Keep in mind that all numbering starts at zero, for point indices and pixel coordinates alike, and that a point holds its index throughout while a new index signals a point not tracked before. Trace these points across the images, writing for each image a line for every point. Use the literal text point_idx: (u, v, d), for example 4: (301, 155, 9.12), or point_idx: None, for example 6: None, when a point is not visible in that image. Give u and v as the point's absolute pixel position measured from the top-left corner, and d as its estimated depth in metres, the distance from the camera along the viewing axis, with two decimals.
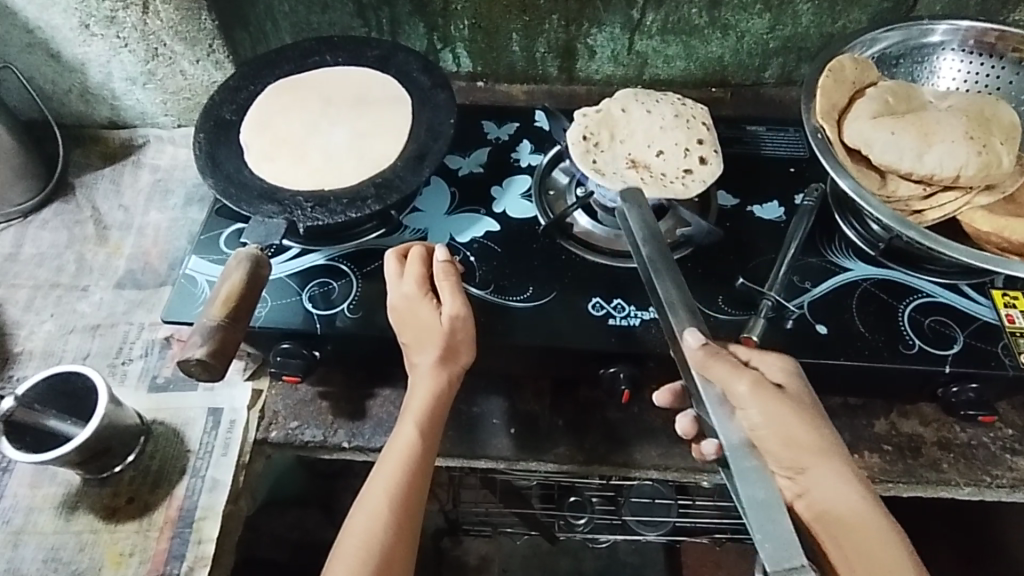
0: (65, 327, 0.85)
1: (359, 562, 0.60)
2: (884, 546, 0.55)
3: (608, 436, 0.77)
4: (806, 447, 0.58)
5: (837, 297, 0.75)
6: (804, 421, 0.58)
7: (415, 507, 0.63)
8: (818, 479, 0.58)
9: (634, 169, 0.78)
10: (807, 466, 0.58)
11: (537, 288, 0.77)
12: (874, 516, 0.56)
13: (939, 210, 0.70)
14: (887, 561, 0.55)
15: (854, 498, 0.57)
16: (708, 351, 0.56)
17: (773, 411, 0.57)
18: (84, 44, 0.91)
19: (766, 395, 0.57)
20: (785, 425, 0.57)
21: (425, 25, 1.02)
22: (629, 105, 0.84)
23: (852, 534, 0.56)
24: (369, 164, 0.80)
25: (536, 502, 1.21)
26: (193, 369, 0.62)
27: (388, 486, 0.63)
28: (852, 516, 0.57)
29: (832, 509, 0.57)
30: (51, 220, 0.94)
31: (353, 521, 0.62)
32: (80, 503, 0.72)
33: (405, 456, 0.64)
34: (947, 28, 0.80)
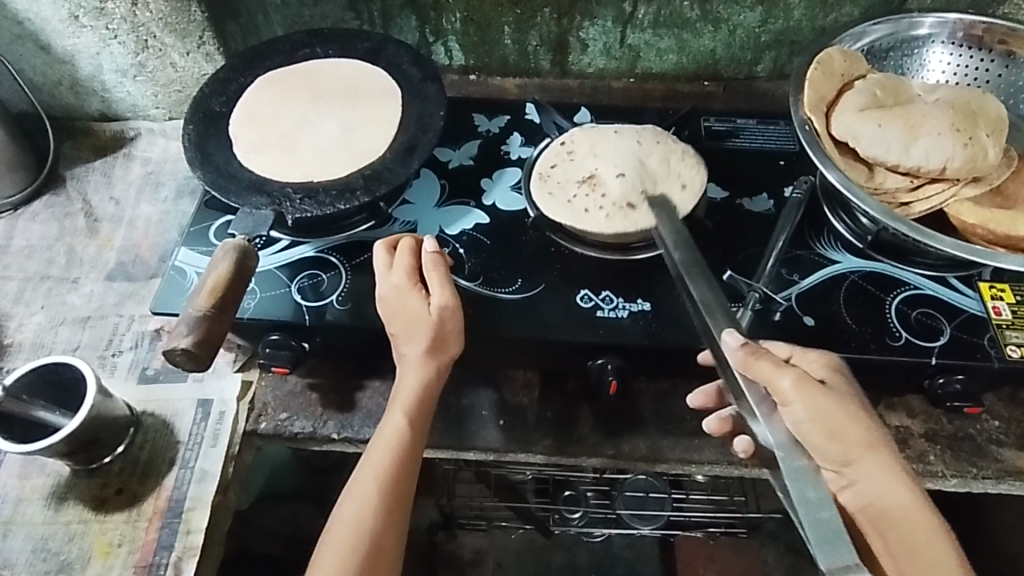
0: (56, 319, 0.85)
1: (348, 551, 0.60)
2: (930, 539, 0.56)
3: (597, 428, 0.77)
4: (858, 441, 0.57)
5: (824, 290, 0.75)
6: (850, 414, 0.58)
7: (403, 498, 0.64)
8: (867, 475, 0.58)
9: (584, 188, 0.80)
10: (853, 462, 0.58)
11: (526, 280, 0.77)
12: (923, 514, 0.56)
13: (927, 202, 0.70)
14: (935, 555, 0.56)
15: (903, 495, 0.57)
16: (750, 349, 0.54)
17: (817, 405, 0.56)
18: (74, 36, 0.90)
19: (811, 397, 0.55)
20: (826, 422, 0.56)
21: (417, 18, 1.02)
22: (629, 132, 0.85)
23: (894, 524, 0.57)
24: (358, 156, 0.79)
25: (530, 497, 1.21)
26: (178, 359, 0.62)
27: (377, 474, 0.63)
28: (899, 513, 0.57)
29: (880, 504, 0.58)
30: (42, 212, 0.94)
31: (341, 509, 0.63)
32: (69, 494, 0.72)
33: (394, 443, 0.64)
34: (936, 22, 0.80)
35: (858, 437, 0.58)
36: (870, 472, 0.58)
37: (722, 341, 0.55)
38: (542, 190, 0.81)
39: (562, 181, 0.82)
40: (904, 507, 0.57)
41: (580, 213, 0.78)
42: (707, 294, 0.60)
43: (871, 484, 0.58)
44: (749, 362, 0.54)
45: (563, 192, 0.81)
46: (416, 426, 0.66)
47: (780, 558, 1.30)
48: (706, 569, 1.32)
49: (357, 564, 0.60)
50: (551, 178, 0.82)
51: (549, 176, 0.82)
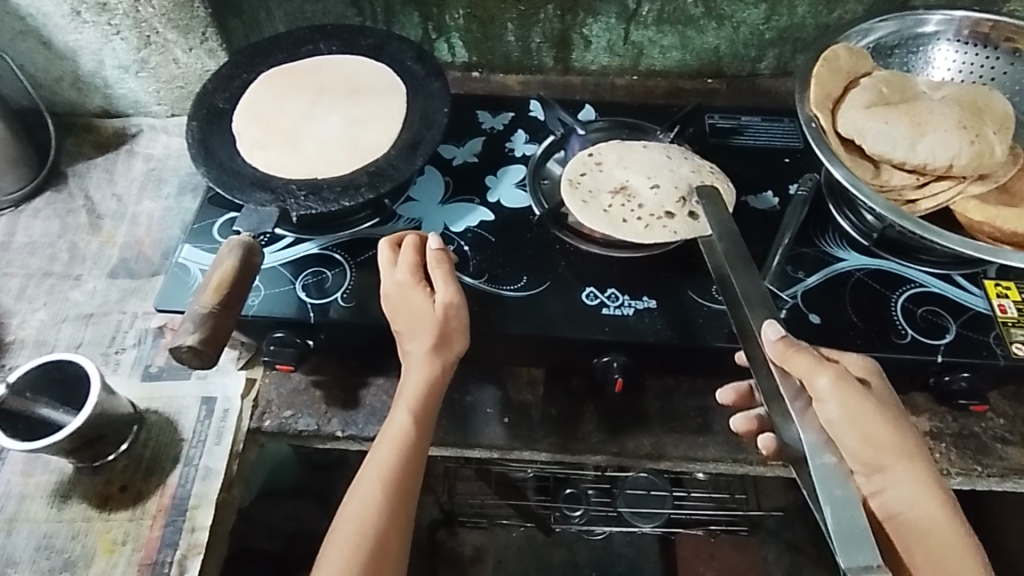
0: (58, 316, 0.84)
1: (352, 550, 0.60)
2: (959, 554, 0.55)
3: (602, 426, 0.77)
4: (894, 447, 0.57)
5: (830, 288, 0.75)
6: (886, 419, 0.58)
7: (407, 497, 0.63)
8: (899, 481, 0.57)
9: (617, 198, 0.78)
10: (886, 467, 0.57)
11: (531, 277, 0.77)
12: (953, 526, 0.55)
13: (932, 199, 0.70)
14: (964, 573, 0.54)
15: (935, 507, 0.56)
16: (788, 343, 0.55)
17: (852, 405, 0.56)
18: (76, 32, 0.90)
19: (847, 396, 0.55)
20: (860, 425, 0.56)
21: (419, 14, 1.02)
22: (655, 146, 0.84)
23: (923, 536, 0.56)
24: (363, 154, 0.79)
25: (532, 494, 1.23)
26: (184, 356, 0.61)
27: (382, 472, 0.63)
28: (929, 525, 0.56)
29: (910, 514, 0.56)
30: (43, 209, 0.93)
31: (346, 506, 0.62)
32: (73, 491, 0.72)
33: (399, 441, 0.64)
34: (942, 19, 0.80)
35: (892, 443, 0.57)
36: (903, 479, 0.57)
37: (760, 333, 0.56)
38: (574, 198, 0.78)
39: (593, 189, 0.79)
40: (935, 520, 0.56)
41: (617, 222, 0.76)
42: (748, 287, 0.59)
43: (903, 492, 0.57)
44: (785, 358, 0.55)
45: (596, 201, 0.78)
46: (422, 423, 0.66)
47: (781, 556, 1.30)
48: (707, 567, 1.32)
49: (361, 563, 0.60)
50: (584, 188, 0.79)
51: (579, 184, 0.79)
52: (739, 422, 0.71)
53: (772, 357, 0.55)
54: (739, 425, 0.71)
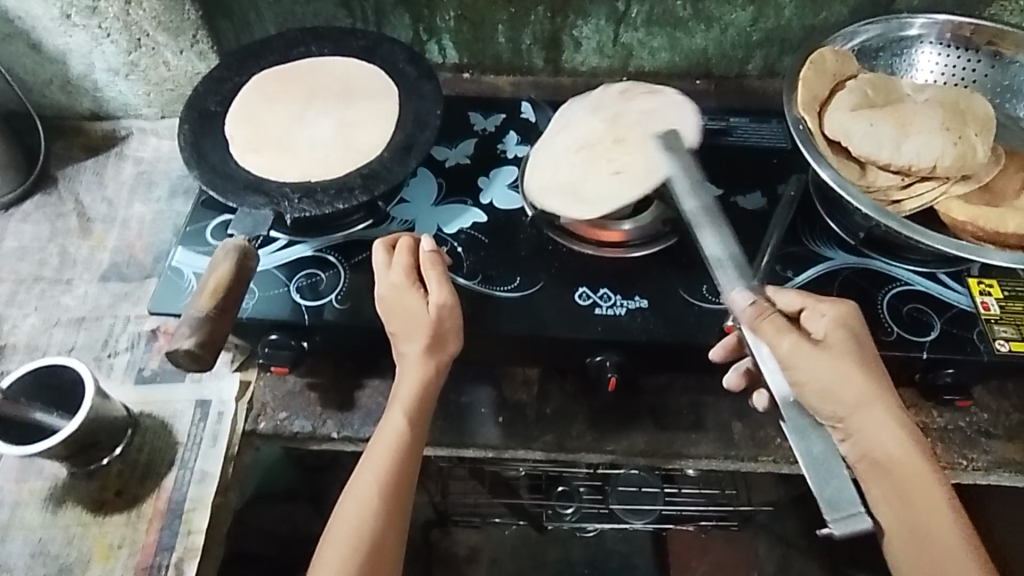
0: (50, 321, 0.84)
1: (350, 548, 0.61)
2: (924, 489, 0.57)
3: (596, 425, 0.78)
4: (862, 399, 0.58)
5: (817, 286, 0.77)
6: (850, 371, 0.59)
7: (404, 495, 0.64)
8: (871, 426, 0.58)
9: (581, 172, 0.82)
10: (853, 414, 0.59)
11: (525, 278, 0.78)
12: (917, 460, 0.58)
13: (917, 199, 0.71)
14: (925, 507, 0.57)
15: (898, 444, 0.58)
16: (759, 308, 0.60)
17: (820, 365, 0.58)
18: (65, 35, 0.90)
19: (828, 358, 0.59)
20: (829, 378, 0.58)
21: (410, 16, 1.02)
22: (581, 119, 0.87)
23: (896, 477, 0.58)
24: (355, 156, 0.79)
25: (525, 493, 1.23)
26: (181, 360, 0.61)
27: (378, 472, 0.64)
28: (900, 461, 0.58)
29: (881, 450, 0.58)
30: (33, 213, 0.93)
31: (345, 503, 0.63)
32: (67, 496, 0.72)
33: (396, 439, 0.65)
34: (925, 22, 0.81)
35: (855, 393, 0.58)
36: (872, 422, 0.58)
37: (733, 302, 0.61)
38: (553, 189, 0.82)
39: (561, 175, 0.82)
40: (903, 456, 0.58)
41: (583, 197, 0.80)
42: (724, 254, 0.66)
43: (875, 433, 0.58)
44: (757, 323, 0.59)
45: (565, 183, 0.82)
46: (418, 420, 0.66)
47: (771, 550, 1.32)
48: (698, 561, 1.33)
49: (360, 560, 0.60)
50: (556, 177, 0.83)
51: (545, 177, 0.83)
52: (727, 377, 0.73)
53: (745, 318, 0.60)
54: (717, 354, 0.72)
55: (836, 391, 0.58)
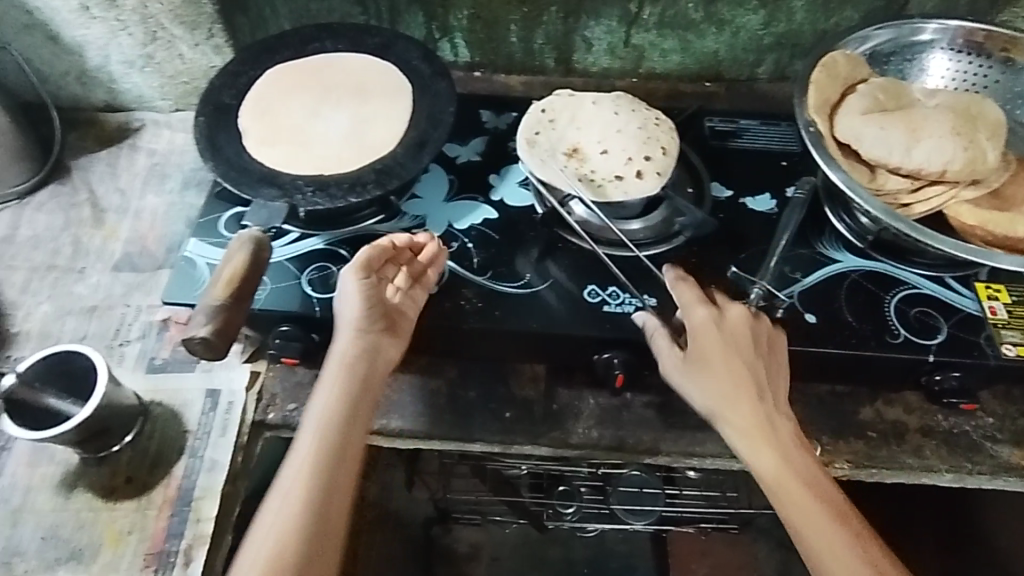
0: (63, 309, 0.85)
1: (293, 528, 0.58)
2: (779, 469, 0.62)
3: (602, 422, 0.78)
4: (726, 390, 0.65)
5: (826, 287, 0.77)
6: (726, 365, 0.65)
7: (349, 471, 0.62)
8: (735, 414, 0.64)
9: (572, 161, 0.80)
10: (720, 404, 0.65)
11: (534, 275, 0.78)
12: (769, 444, 0.63)
13: (926, 203, 0.72)
14: (782, 485, 0.61)
15: (753, 426, 0.63)
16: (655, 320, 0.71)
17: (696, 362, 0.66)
18: (84, 27, 0.90)
19: (696, 370, 0.66)
20: (701, 372, 0.66)
21: (423, 14, 1.03)
22: (604, 100, 0.84)
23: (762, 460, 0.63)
24: (369, 152, 0.80)
25: (525, 491, 1.24)
26: (198, 347, 0.62)
27: (315, 446, 0.62)
28: (758, 444, 0.63)
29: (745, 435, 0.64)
30: (48, 202, 0.94)
31: (282, 482, 0.60)
32: (78, 482, 0.72)
33: (338, 413, 0.64)
34: (937, 27, 0.81)
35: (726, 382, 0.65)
36: (734, 409, 0.64)
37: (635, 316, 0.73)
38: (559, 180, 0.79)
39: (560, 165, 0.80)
40: (758, 439, 0.63)
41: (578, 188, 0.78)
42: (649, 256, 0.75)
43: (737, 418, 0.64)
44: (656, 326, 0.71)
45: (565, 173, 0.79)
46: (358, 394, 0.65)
47: (770, 554, 1.33)
48: (699, 564, 1.34)
49: (302, 541, 0.57)
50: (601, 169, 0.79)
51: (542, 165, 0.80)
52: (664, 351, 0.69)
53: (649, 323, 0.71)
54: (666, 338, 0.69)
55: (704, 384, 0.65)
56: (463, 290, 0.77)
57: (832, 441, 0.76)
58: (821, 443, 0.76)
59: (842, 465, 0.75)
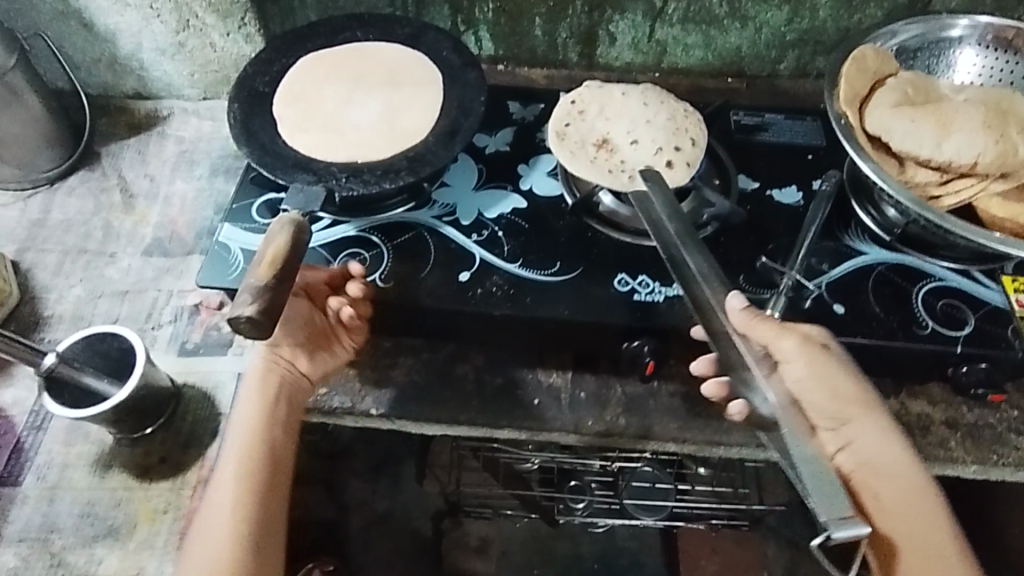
0: (95, 292, 0.86)
1: (234, 539, 0.66)
2: (917, 494, 0.64)
3: (629, 410, 0.79)
4: (855, 407, 0.65)
5: (853, 279, 0.78)
6: (848, 377, 0.65)
7: (279, 479, 0.71)
8: (860, 431, 0.65)
9: (601, 151, 0.81)
10: (851, 420, 0.65)
11: (564, 263, 0.79)
12: (907, 465, 0.65)
13: (955, 195, 0.72)
14: (920, 507, 0.63)
15: (896, 450, 0.65)
16: (750, 311, 0.62)
17: (816, 369, 0.64)
18: (117, 14, 0.91)
19: (814, 379, 0.64)
20: (825, 385, 0.64)
21: (449, 6, 1.04)
22: (633, 92, 0.87)
23: (885, 480, 0.64)
24: (401, 140, 0.81)
25: (535, 485, 1.25)
26: (242, 325, 0.61)
27: (242, 459, 0.70)
28: (892, 462, 0.65)
29: (877, 458, 0.65)
30: (78, 187, 0.95)
31: (212, 500, 0.68)
32: (113, 461, 0.73)
33: (257, 429, 0.71)
34: (967, 24, 0.82)
35: (853, 397, 0.65)
36: (864, 427, 0.65)
37: (725, 304, 0.62)
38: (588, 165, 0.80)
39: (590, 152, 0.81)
40: (896, 460, 0.65)
41: (604, 173, 0.79)
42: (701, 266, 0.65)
43: (866, 439, 0.65)
44: (749, 327, 0.61)
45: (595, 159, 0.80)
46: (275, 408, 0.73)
47: (780, 551, 1.33)
48: (709, 561, 1.35)
49: (246, 548, 0.66)
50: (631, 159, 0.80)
51: (571, 153, 0.81)
52: (705, 387, 0.74)
53: (738, 326, 0.61)
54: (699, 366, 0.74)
55: (822, 397, 0.64)
56: (493, 276, 0.78)
57: None
58: None
59: None
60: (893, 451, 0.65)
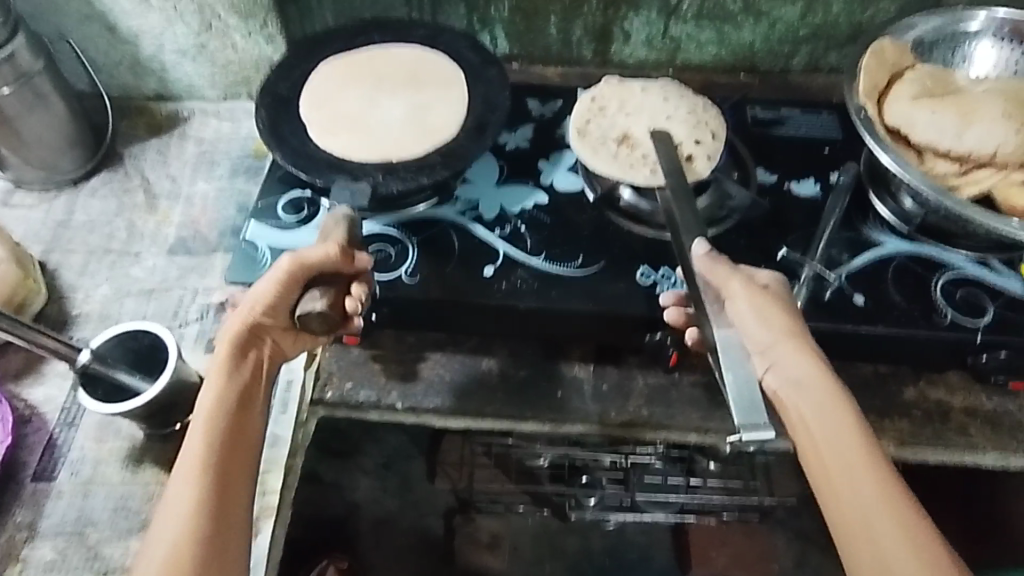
0: (121, 291, 0.87)
1: (188, 523, 0.57)
2: (836, 422, 0.59)
3: (652, 401, 0.80)
4: (779, 336, 0.62)
5: (874, 270, 0.79)
6: (783, 311, 0.64)
7: (241, 455, 0.61)
8: (784, 358, 0.62)
9: (622, 146, 0.82)
10: (772, 347, 0.63)
11: (587, 257, 0.80)
12: (829, 392, 0.60)
13: (976, 185, 0.73)
14: (841, 438, 0.59)
15: (815, 377, 0.61)
16: (711, 256, 0.63)
17: (755, 303, 0.63)
18: (141, 16, 0.93)
19: (754, 308, 0.63)
20: (754, 316, 0.63)
21: (465, 5, 1.04)
22: (652, 88, 0.88)
23: (810, 407, 0.60)
24: (429, 136, 0.82)
25: (547, 481, 1.24)
26: (313, 322, 0.64)
27: (202, 432, 0.61)
28: (809, 387, 0.61)
29: (797, 384, 0.61)
30: (101, 188, 0.96)
31: (171, 489, 0.58)
32: (144, 457, 0.74)
33: (219, 398, 0.63)
34: (986, 17, 0.83)
35: (784, 328, 0.63)
36: (790, 356, 0.62)
37: (690, 249, 0.64)
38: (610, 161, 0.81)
39: (610, 148, 0.82)
40: (812, 384, 0.61)
41: (626, 168, 0.80)
42: (688, 219, 0.67)
43: (788, 366, 0.62)
44: (708, 268, 0.63)
45: (616, 155, 0.81)
46: (235, 372, 0.65)
47: (790, 545, 1.33)
48: (717, 554, 1.37)
49: (200, 529, 0.57)
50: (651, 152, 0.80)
51: (592, 151, 0.82)
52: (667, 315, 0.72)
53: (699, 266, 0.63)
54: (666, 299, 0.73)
55: (762, 330, 0.63)
56: (518, 270, 0.78)
57: (878, 420, 0.78)
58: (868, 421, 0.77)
59: (889, 444, 0.76)
60: (822, 381, 0.61)
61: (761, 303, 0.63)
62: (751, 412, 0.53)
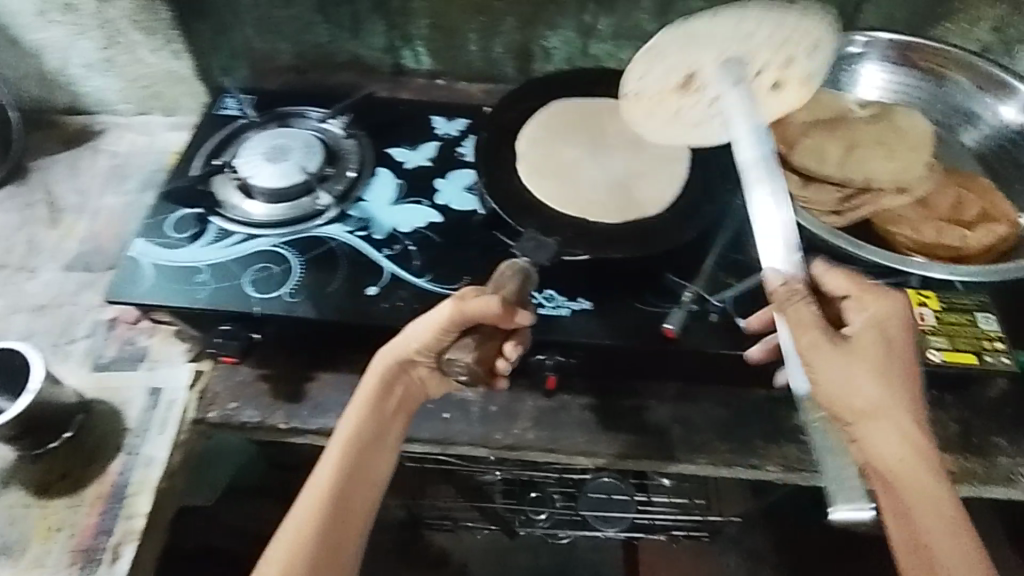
0: (13, 306, 0.86)
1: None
2: (934, 500, 0.54)
3: (540, 424, 0.79)
4: (873, 401, 0.57)
5: (759, 293, 0.79)
6: (879, 368, 0.57)
7: (338, 511, 0.61)
8: (878, 427, 0.57)
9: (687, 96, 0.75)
10: (863, 412, 0.57)
11: (472, 278, 0.80)
12: (922, 466, 0.55)
13: (852, 210, 0.73)
14: (937, 520, 0.53)
15: (904, 449, 0.56)
16: (789, 290, 0.58)
17: (844, 362, 0.57)
18: (43, 31, 0.93)
19: (840, 359, 0.57)
20: (846, 375, 0.57)
21: (385, 22, 1.03)
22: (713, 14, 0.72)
23: (909, 484, 0.55)
24: (631, 206, 0.81)
25: (499, 497, 1.21)
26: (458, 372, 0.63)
27: (313, 482, 0.61)
28: (896, 460, 0.56)
29: (884, 457, 0.56)
30: (4, 202, 0.95)
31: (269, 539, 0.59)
32: (14, 477, 0.73)
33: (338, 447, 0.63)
34: (865, 40, 0.87)
35: (882, 393, 0.57)
36: (884, 425, 0.56)
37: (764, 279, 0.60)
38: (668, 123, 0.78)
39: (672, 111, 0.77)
40: (908, 459, 0.55)
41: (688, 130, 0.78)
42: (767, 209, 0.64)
43: (879, 435, 0.56)
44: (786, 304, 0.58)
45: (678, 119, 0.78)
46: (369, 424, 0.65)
47: (740, 563, 1.32)
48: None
49: None
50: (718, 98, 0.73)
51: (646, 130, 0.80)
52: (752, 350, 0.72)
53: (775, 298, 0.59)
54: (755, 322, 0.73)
55: (854, 392, 0.57)
56: (400, 290, 0.78)
57: (764, 445, 0.78)
58: (754, 446, 0.77)
59: (774, 468, 0.76)
60: (921, 460, 0.55)
61: (854, 360, 0.57)
62: (848, 493, 0.56)
